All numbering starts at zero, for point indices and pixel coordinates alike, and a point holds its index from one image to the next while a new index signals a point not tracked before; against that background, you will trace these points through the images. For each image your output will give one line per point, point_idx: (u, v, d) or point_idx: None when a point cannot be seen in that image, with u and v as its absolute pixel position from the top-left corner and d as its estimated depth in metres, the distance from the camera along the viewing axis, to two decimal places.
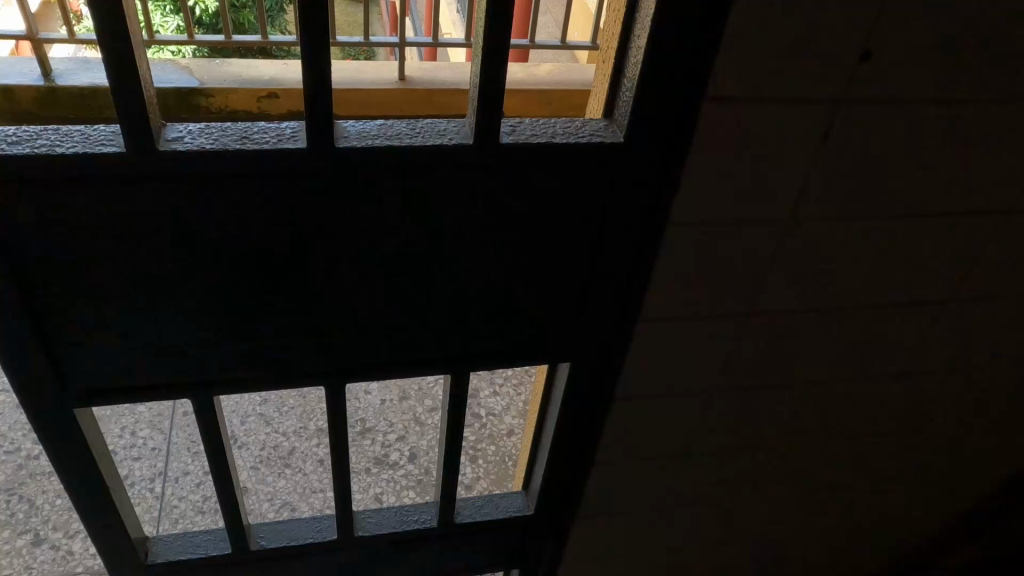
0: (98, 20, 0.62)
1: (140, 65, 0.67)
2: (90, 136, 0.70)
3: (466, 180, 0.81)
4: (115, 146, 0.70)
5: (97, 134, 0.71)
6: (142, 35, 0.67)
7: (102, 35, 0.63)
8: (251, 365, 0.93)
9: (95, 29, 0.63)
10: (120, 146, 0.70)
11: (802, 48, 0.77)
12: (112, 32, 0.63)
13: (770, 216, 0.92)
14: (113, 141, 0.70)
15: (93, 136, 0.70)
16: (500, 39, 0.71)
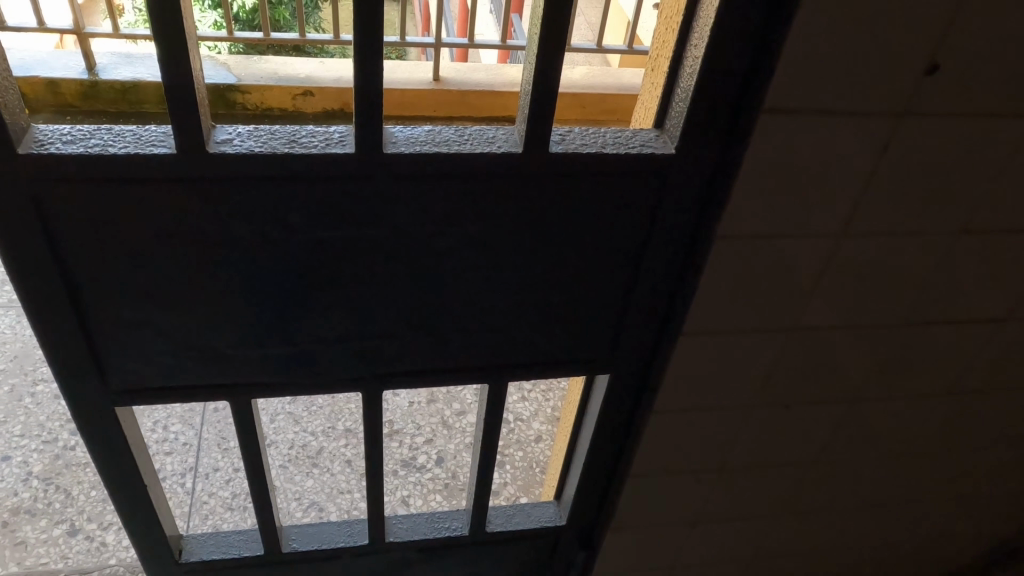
0: (156, 22, 0.62)
1: (194, 66, 0.66)
2: (141, 136, 0.70)
3: (515, 189, 0.79)
4: (166, 147, 0.69)
5: (149, 134, 0.70)
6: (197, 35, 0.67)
7: (159, 37, 0.63)
8: (291, 368, 0.93)
9: (152, 31, 0.62)
10: (171, 147, 0.69)
11: (866, 61, 0.74)
12: (169, 35, 0.63)
13: (822, 231, 0.90)
14: (164, 142, 0.70)
15: (144, 137, 0.70)
16: (556, 47, 0.70)
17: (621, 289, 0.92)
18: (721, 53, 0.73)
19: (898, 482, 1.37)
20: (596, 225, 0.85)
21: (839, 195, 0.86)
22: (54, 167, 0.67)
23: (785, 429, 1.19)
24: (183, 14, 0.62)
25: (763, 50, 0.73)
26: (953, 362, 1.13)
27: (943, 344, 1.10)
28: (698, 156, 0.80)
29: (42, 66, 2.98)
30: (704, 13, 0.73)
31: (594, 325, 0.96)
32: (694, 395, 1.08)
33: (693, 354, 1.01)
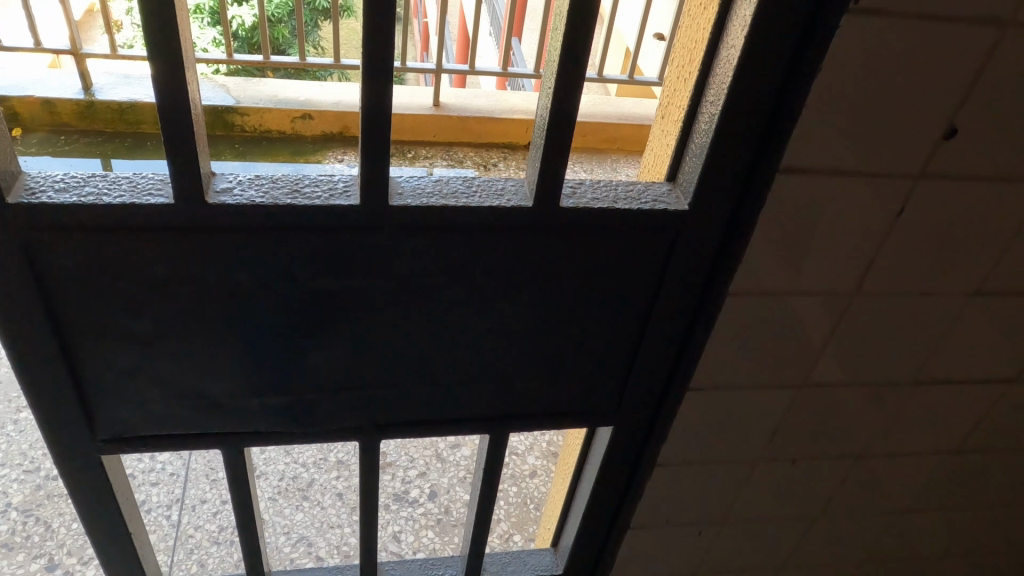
0: (157, 70, 0.59)
1: (195, 113, 0.64)
2: (137, 184, 0.67)
3: (523, 243, 0.77)
4: (163, 196, 0.67)
5: (145, 182, 0.67)
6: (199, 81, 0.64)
7: (160, 87, 0.60)
8: (285, 417, 0.90)
9: (153, 80, 0.60)
10: (168, 196, 0.67)
11: (883, 122, 0.74)
12: (171, 82, 0.61)
13: (835, 290, 0.88)
14: (161, 191, 0.67)
15: (140, 185, 0.67)
16: (570, 102, 0.68)
17: (628, 343, 0.90)
18: (740, 109, 0.71)
19: (903, 540, 1.33)
20: (604, 279, 0.82)
21: (854, 254, 0.85)
22: (46, 216, 0.65)
23: (792, 483, 1.16)
24: (184, 61, 0.60)
25: (781, 108, 0.72)
26: (963, 420, 1.11)
27: (952, 403, 1.08)
28: (712, 212, 0.78)
29: (37, 86, 2.96)
30: (722, 70, 0.71)
31: (599, 377, 0.93)
32: (698, 450, 1.05)
33: (699, 408, 0.99)
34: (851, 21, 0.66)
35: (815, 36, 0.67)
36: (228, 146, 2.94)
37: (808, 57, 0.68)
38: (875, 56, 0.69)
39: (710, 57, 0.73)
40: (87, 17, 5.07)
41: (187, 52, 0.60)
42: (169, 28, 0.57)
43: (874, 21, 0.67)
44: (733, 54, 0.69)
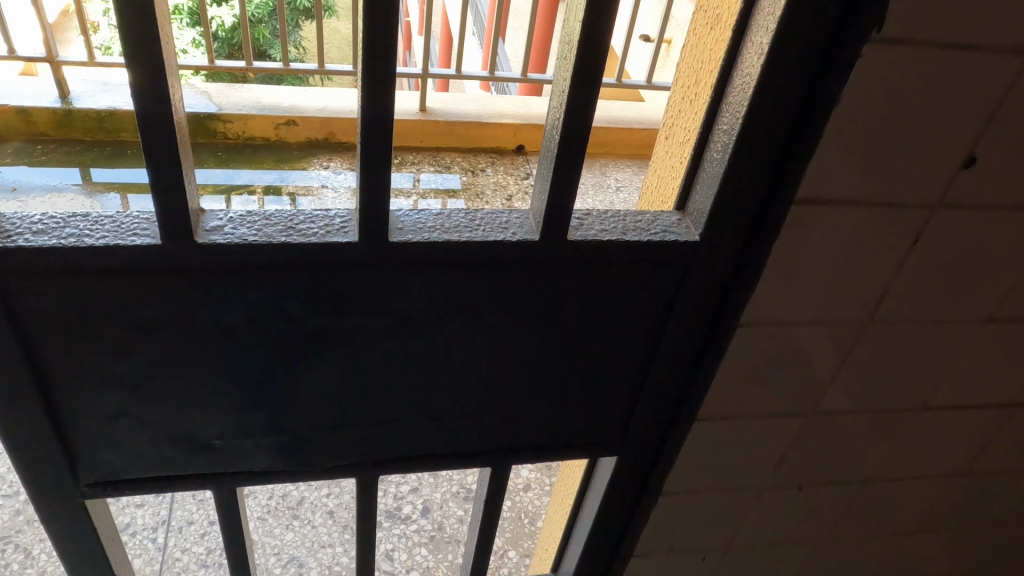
0: (142, 110, 0.55)
1: (183, 151, 0.60)
2: (121, 223, 0.63)
3: (529, 279, 0.74)
4: (149, 237, 0.62)
5: (129, 221, 0.63)
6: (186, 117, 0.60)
7: (145, 126, 0.56)
8: (278, 455, 0.86)
9: (136, 119, 0.56)
10: (155, 237, 0.62)
11: (901, 152, 0.72)
12: (156, 122, 0.56)
13: (848, 318, 0.86)
14: (147, 230, 0.63)
15: (125, 225, 0.63)
16: (581, 134, 0.64)
17: (635, 375, 0.87)
18: (754, 139, 0.69)
19: (907, 561, 1.32)
20: (612, 311, 0.79)
21: (867, 282, 0.82)
22: (23, 260, 0.60)
23: (798, 508, 1.13)
24: (172, 100, 0.55)
25: (798, 137, 0.69)
26: (970, 443, 1.09)
27: (960, 427, 1.06)
28: (724, 243, 0.75)
29: (12, 94, 2.89)
30: (737, 99, 0.68)
31: (605, 408, 0.90)
32: (704, 479, 1.02)
33: (706, 438, 0.96)
34: (872, 50, 0.64)
35: (836, 65, 0.64)
36: (210, 154, 2.88)
37: (827, 87, 0.65)
38: (894, 85, 0.67)
39: (722, 84, 0.71)
40: (63, 19, 4.97)
41: (173, 89, 0.56)
42: (154, 64, 0.53)
43: (895, 50, 0.64)
44: (749, 82, 0.66)
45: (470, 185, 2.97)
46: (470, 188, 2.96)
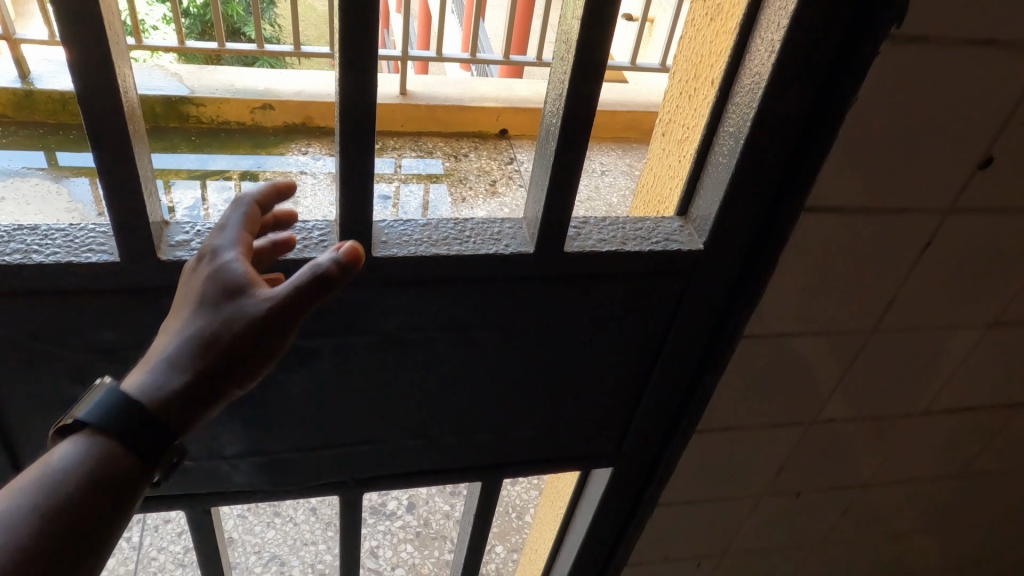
0: (90, 119, 0.49)
1: (139, 160, 0.54)
2: (73, 237, 0.57)
3: (522, 294, 0.69)
4: (106, 253, 0.57)
5: (84, 235, 0.57)
6: (141, 121, 0.54)
7: (92, 133, 0.50)
8: (254, 476, 0.81)
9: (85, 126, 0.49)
10: (112, 253, 0.57)
11: (916, 154, 0.68)
12: (107, 130, 0.50)
13: (853, 325, 0.82)
14: (104, 245, 0.57)
15: (78, 239, 0.57)
16: (580, 138, 0.59)
17: (632, 386, 0.83)
18: (762, 143, 0.64)
19: (900, 561, 1.30)
20: (610, 323, 0.75)
21: (875, 288, 0.79)
22: None
23: (794, 513, 1.10)
24: (124, 109, 0.49)
25: (810, 139, 0.65)
26: (970, 442, 1.07)
27: (961, 429, 1.04)
28: (727, 251, 0.71)
29: None
30: (744, 100, 0.64)
31: (600, 419, 0.86)
32: (701, 489, 0.99)
33: (704, 449, 0.92)
34: (892, 49, 0.59)
35: (853, 64, 0.59)
36: (183, 139, 2.79)
37: (843, 86, 0.61)
38: (912, 85, 0.62)
39: (728, 83, 0.66)
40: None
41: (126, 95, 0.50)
42: (101, 65, 0.47)
43: (916, 48, 0.60)
44: (759, 81, 0.61)
45: (452, 171, 2.90)
46: (452, 173, 2.89)
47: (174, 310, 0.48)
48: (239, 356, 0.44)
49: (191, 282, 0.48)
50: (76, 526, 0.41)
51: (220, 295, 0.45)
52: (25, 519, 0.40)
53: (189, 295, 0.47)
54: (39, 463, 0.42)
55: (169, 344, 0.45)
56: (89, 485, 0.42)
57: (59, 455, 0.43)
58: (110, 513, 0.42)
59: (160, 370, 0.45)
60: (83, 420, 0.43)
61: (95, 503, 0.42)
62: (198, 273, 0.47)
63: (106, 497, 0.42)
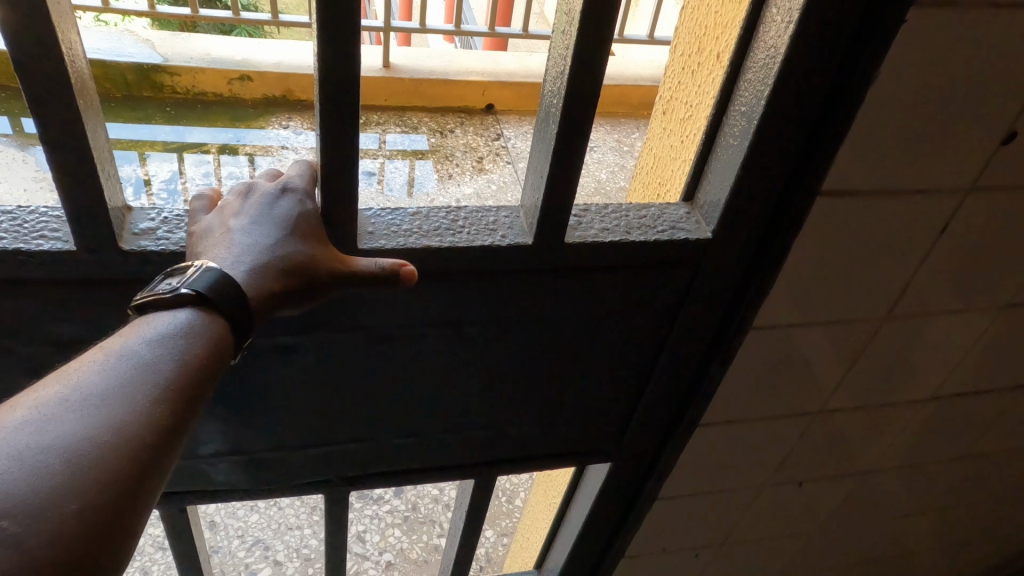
0: (31, 89, 0.44)
1: (91, 135, 0.48)
2: (22, 221, 0.52)
3: (520, 286, 0.64)
4: (59, 240, 0.52)
5: (34, 220, 0.52)
6: (90, 88, 0.48)
7: (36, 106, 0.44)
8: (233, 476, 0.76)
9: (26, 97, 0.44)
10: (66, 240, 0.52)
11: (937, 134, 0.63)
12: (52, 103, 0.45)
13: (862, 312, 0.79)
14: (57, 232, 0.52)
15: (28, 224, 0.51)
16: (584, 119, 0.54)
17: (632, 379, 0.79)
18: (777, 122, 0.60)
19: (895, 545, 1.29)
20: (611, 315, 0.70)
21: (886, 274, 0.75)
22: None
23: (793, 502, 1.08)
24: (70, 77, 0.44)
25: (827, 118, 0.60)
26: (971, 427, 1.04)
27: (964, 414, 1.01)
28: (736, 238, 0.67)
29: None
30: (757, 76, 0.59)
31: (599, 412, 0.82)
32: (701, 481, 0.96)
33: (705, 441, 0.89)
34: (920, 20, 0.54)
35: (877, 36, 0.55)
36: (158, 110, 2.69)
37: (865, 60, 0.56)
38: (938, 59, 0.58)
39: (739, 58, 0.61)
40: None
41: (72, 64, 0.45)
42: (41, 29, 0.41)
43: (946, 19, 0.55)
44: (774, 56, 0.57)
45: (438, 148, 2.82)
46: (438, 150, 2.81)
47: (248, 223, 0.52)
48: (315, 280, 0.52)
49: (273, 206, 0.53)
50: (206, 366, 0.45)
51: (308, 230, 0.53)
52: (175, 350, 0.44)
53: (275, 215, 0.53)
54: (161, 318, 0.46)
55: (259, 248, 0.51)
56: (209, 341, 0.46)
57: (174, 318, 0.46)
58: (215, 376, 0.46)
59: (252, 268, 0.50)
60: (198, 289, 0.47)
61: (219, 353, 0.46)
62: (282, 203, 0.53)
63: (220, 349, 0.47)
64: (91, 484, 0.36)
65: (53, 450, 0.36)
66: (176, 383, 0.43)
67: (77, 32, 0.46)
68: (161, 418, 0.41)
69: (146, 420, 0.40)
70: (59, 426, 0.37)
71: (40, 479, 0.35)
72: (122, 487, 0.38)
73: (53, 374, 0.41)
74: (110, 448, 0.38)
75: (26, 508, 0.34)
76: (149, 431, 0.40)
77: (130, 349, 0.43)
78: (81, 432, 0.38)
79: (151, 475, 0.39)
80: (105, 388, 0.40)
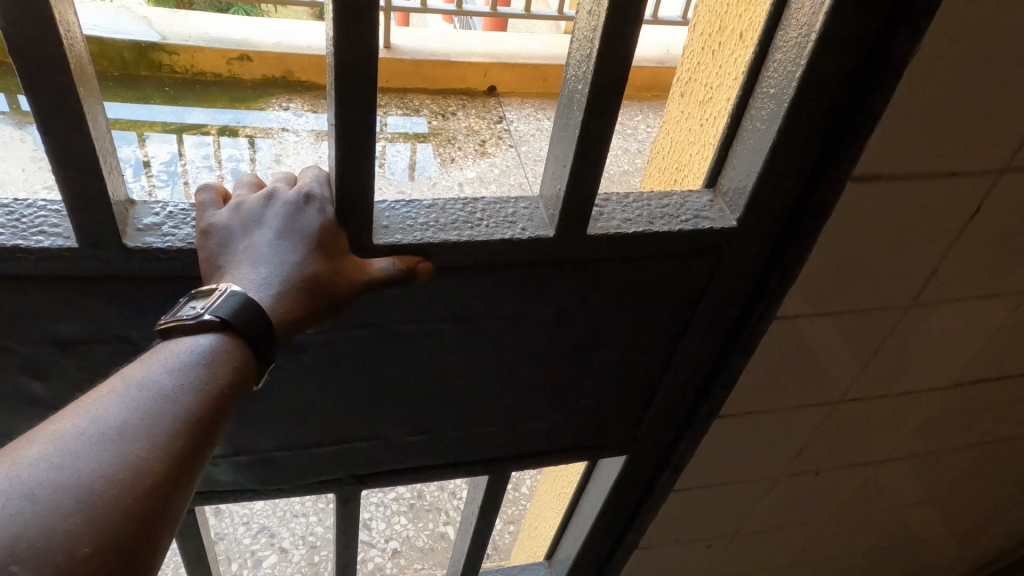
0: (30, 75, 0.41)
1: (93, 122, 0.46)
2: (20, 216, 0.49)
3: (539, 279, 0.62)
4: (59, 236, 0.49)
5: (33, 215, 0.50)
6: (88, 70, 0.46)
7: (35, 94, 0.42)
8: (243, 477, 0.75)
9: (24, 84, 0.41)
10: (66, 236, 0.49)
11: (973, 118, 0.61)
12: (51, 90, 0.42)
13: (886, 301, 0.77)
14: (57, 228, 0.49)
15: (26, 220, 0.49)
16: (610, 107, 0.51)
17: (651, 371, 0.77)
18: (809, 104, 0.57)
19: (908, 532, 1.28)
20: (632, 308, 0.68)
21: (914, 262, 0.73)
22: None
23: (808, 491, 1.06)
24: (70, 63, 0.41)
25: (860, 103, 0.58)
26: (991, 414, 1.02)
27: (983, 402, 0.99)
28: (761, 225, 0.65)
29: None
30: (787, 57, 0.57)
31: (617, 406, 0.80)
32: (716, 471, 0.94)
33: (723, 433, 0.87)
34: None
35: (918, 16, 0.52)
36: (156, 89, 2.64)
37: (903, 41, 0.53)
38: (978, 35, 0.55)
39: (767, 38, 0.58)
40: None
41: (69, 44, 0.42)
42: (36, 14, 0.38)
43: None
44: (807, 36, 0.54)
45: (439, 131, 2.78)
46: (439, 133, 2.77)
47: (269, 238, 0.50)
48: (339, 296, 0.50)
49: (298, 216, 0.51)
50: (224, 400, 0.43)
51: (328, 248, 0.51)
52: (194, 380, 0.42)
53: (301, 228, 0.50)
54: (182, 343, 0.44)
55: (287, 267, 0.49)
56: (228, 368, 0.44)
57: (195, 343, 0.44)
58: (235, 404, 0.44)
59: (274, 292, 0.48)
60: (221, 314, 0.45)
61: (236, 381, 0.44)
62: (305, 218, 0.51)
63: (240, 377, 0.45)
64: (103, 530, 0.35)
65: (67, 492, 0.35)
66: (196, 417, 0.41)
67: (74, 9, 0.43)
68: (179, 457, 0.39)
69: (162, 459, 0.39)
70: (75, 466, 0.36)
71: (52, 523, 0.34)
72: (138, 532, 0.36)
73: (72, 404, 0.39)
74: (128, 490, 0.36)
75: (41, 554, 0.33)
76: (164, 468, 0.38)
77: (149, 378, 0.41)
78: (98, 473, 0.36)
79: (164, 517, 0.38)
80: (123, 421, 0.38)
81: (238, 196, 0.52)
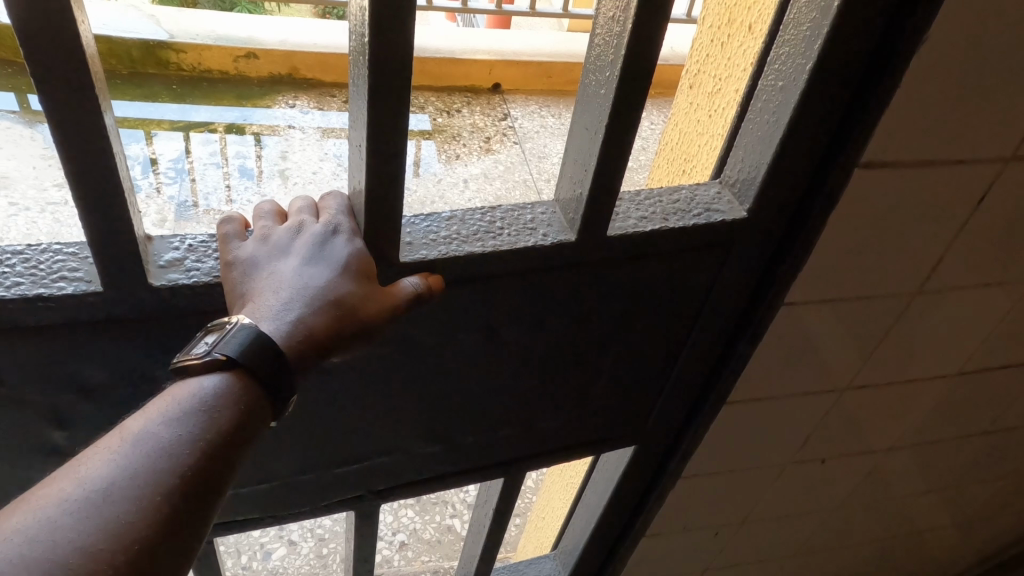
0: (52, 98, 0.39)
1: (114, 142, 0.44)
2: (37, 262, 0.48)
3: (557, 281, 0.63)
4: (80, 281, 0.49)
5: (50, 261, 0.49)
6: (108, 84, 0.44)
7: (56, 117, 0.40)
8: (264, 504, 0.75)
9: (45, 106, 0.40)
10: (87, 280, 0.49)
11: (976, 113, 0.62)
12: (72, 113, 0.40)
13: (891, 291, 0.78)
14: (76, 273, 0.49)
15: (44, 268, 0.48)
16: (631, 114, 0.52)
17: (662, 363, 0.78)
18: (819, 100, 0.59)
19: (913, 522, 1.29)
20: (644, 305, 0.70)
21: (918, 254, 0.74)
22: None
23: (814, 482, 1.08)
24: (94, 84, 0.40)
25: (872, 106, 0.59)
26: (994, 403, 1.04)
27: (987, 391, 1.01)
28: (770, 217, 0.66)
29: None
30: (792, 46, 0.58)
31: (628, 400, 0.82)
32: (724, 460, 0.96)
33: (731, 421, 0.89)
34: None
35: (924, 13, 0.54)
36: (163, 88, 2.65)
37: (909, 38, 0.55)
38: (985, 30, 0.56)
39: (773, 28, 0.60)
40: None
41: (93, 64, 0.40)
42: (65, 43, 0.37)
43: None
44: (813, 27, 0.56)
45: (444, 128, 2.79)
46: (444, 130, 2.78)
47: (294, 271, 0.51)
48: (368, 320, 0.51)
49: (325, 247, 0.52)
50: (222, 452, 0.42)
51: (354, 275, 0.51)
52: (191, 433, 0.42)
53: (329, 256, 0.51)
54: (187, 390, 0.44)
55: (313, 292, 0.50)
56: (234, 410, 0.44)
57: (202, 387, 0.44)
58: (242, 453, 0.44)
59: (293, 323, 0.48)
60: (228, 353, 0.45)
61: (241, 422, 0.44)
62: (328, 252, 0.51)
63: (246, 423, 0.44)
64: None
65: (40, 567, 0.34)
66: (188, 476, 0.41)
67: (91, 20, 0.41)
68: (166, 520, 0.39)
69: (148, 523, 0.38)
70: (55, 535, 0.35)
71: None
72: None
73: (68, 464, 0.39)
74: (104, 561, 0.36)
75: None
76: (149, 533, 0.38)
77: (146, 433, 0.41)
78: (75, 544, 0.36)
79: None
80: (113, 485, 0.38)
81: (265, 228, 0.53)
